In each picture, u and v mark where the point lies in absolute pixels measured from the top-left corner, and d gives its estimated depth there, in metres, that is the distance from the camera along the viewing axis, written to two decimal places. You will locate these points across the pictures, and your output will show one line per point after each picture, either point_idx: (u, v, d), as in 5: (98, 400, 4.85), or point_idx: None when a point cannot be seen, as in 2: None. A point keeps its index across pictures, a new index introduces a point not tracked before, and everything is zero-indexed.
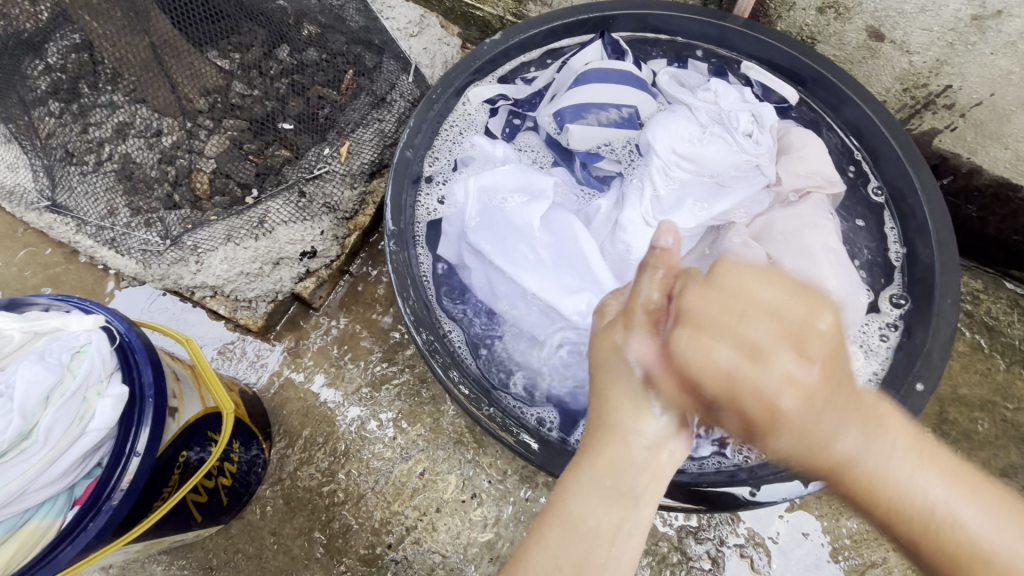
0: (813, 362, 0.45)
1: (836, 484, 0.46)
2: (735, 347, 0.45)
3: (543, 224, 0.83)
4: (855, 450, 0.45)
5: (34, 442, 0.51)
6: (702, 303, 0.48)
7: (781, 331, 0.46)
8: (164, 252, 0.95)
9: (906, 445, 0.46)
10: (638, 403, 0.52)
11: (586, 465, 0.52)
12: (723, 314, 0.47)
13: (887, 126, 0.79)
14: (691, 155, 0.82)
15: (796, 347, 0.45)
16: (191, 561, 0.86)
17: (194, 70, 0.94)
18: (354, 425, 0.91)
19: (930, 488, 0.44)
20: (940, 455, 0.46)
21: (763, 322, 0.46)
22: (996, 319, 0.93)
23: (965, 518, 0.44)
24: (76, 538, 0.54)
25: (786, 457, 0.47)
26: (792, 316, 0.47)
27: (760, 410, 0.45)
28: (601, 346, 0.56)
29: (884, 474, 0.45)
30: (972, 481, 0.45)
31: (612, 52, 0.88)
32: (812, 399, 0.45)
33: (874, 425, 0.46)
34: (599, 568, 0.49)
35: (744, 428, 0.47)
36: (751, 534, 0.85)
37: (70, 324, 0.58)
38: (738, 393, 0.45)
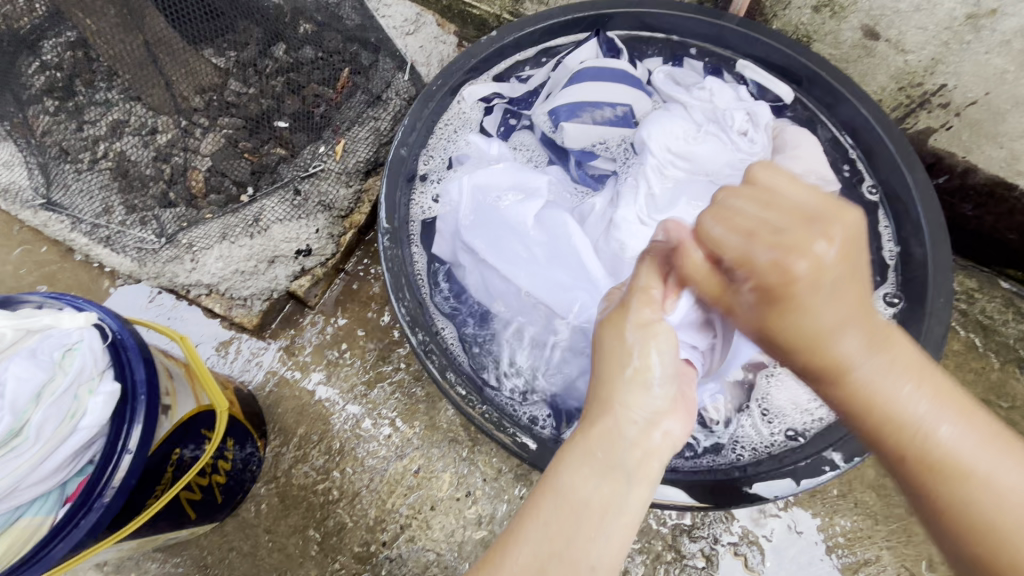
0: (837, 241, 0.41)
1: (833, 387, 0.44)
2: (764, 245, 0.41)
3: (537, 222, 0.83)
4: (861, 353, 0.42)
5: (25, 439, 0.51)
6: (733, 210, 0.44)
7: (819, 226, 0.42)
8: (159, 250, 0.96)
9: (905, 363, 0.43)
10: (632, 380, 0.52)
11: (578, 440, 0.52)
12: (739, 225, 0.43)
13: (878, 120, 0.79)
14: (686, 154, 0.82)
15: (822, 229, 0.41)
16: (185, 559, 0.86)
17: (189, 68, 0.94)
18: (349, 424, 0.91)
19: (920, 406, 0.43)
20: (939, 382, 0.44)
21: (784, 219, 0.42)
22: (991, 318, 0.93)
23: (944, 435, 0.43)
24: (68, 535, 0.54)
25: (789, 343, 0.43)
26: (809, 205, 0.43)
27: (780, 279, 0.40)
28: (602, 334, 0.54)
29: (881, 390, 0.43)
30: (959, 405, 0.44)
31: (607, 50, 0.89)
32: (829, 282, 0.41)
33: (880, 337, 0.43)
34: (588, 540, 0.48)
35: (752, 309, 0.43)
36: (745, 533, 0.85)
37: (63, 321, 0.58)
38: (758, 267, 0.41)
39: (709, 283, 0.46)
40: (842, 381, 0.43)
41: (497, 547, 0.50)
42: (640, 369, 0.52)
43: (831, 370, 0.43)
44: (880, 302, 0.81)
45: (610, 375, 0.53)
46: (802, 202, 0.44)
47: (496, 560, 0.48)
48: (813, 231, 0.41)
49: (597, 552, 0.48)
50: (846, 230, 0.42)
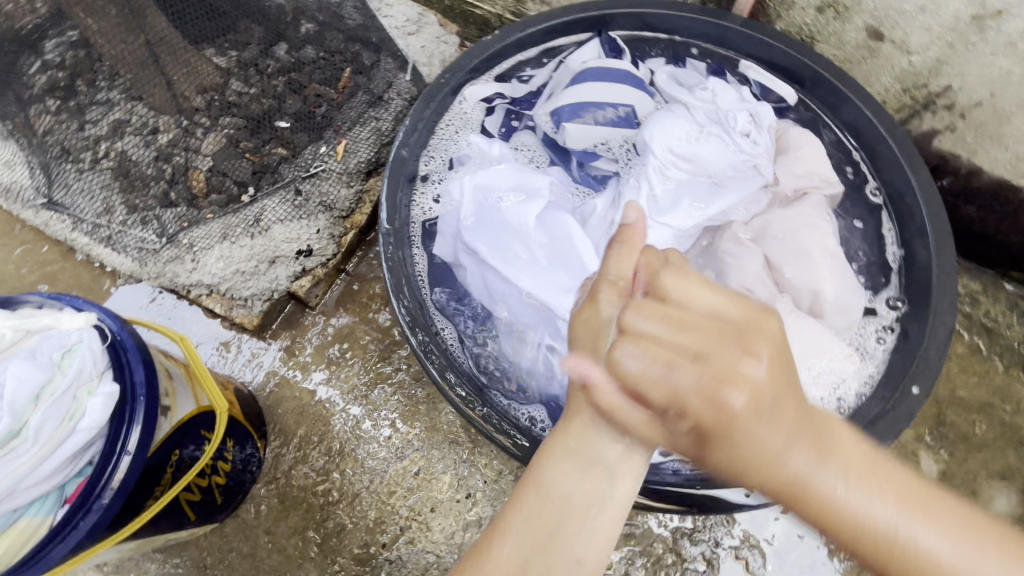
0: (763, 358, 0.44)
1: (794, 508, 0.45)
2: (687, 362, 0.44)
3: (538, 223, 0.81)
4: (812, 468, 0.44)
5: (23, 441, 0.51)
6: (649, 323, 0.47)
7: (715, 359, 0.44)
8: (160, 250, 0.95)
9: (861, 469, 0.45)
10: (606, 374, 0.50)
11: (559, 435, 0.51)
12: (671, 342, 0.46)
13: (883, 123, 0.79)
14: (688, 154, 0.82)
15: (743, 347, 0.45)
16: (185, 559, 0.86)
17: (191, 68, 0.94)
18: (349, 425, 0.91)
19: (883, 513, 0.44)
20: (894, 477, 0.46)
21: (705, 333, 0.46)
22: (995, 320, 0.93)
23: (919, 536, 0.44)
24: (66, 537, 0.54)
25: (742, 465, 0.44)
26: (731, 319, 0.47)
27: (714, 416, 0.43)
28: (576, 325, 0.54)
29: (840, 500, 0.44)
30: (935, 508, 0.45)
31: (609, 50, 0.89)
32: (763, 407, 0.43)
33: (829, 446, 0.45)
34: (572, 534, 0.48)
35: (693, 445, 0.45)
36: (746, 536, 0.85)
37: (62, 322, 0.58)
38: (686, 404, 0.44)
39: (636, 417, 0.47)
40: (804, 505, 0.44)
41: (484, 539, 0.51)
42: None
43: (789, 493, 0.44)
44: (882, 305, 0.81)
45: (588, 367, 0.52)
46: (709, 315, 0.47)
47: (481, 555, 0.50)
48: (733, 350, 0.45)
49: (581, 547, 0.48)
50: (763, 348, 0.45)
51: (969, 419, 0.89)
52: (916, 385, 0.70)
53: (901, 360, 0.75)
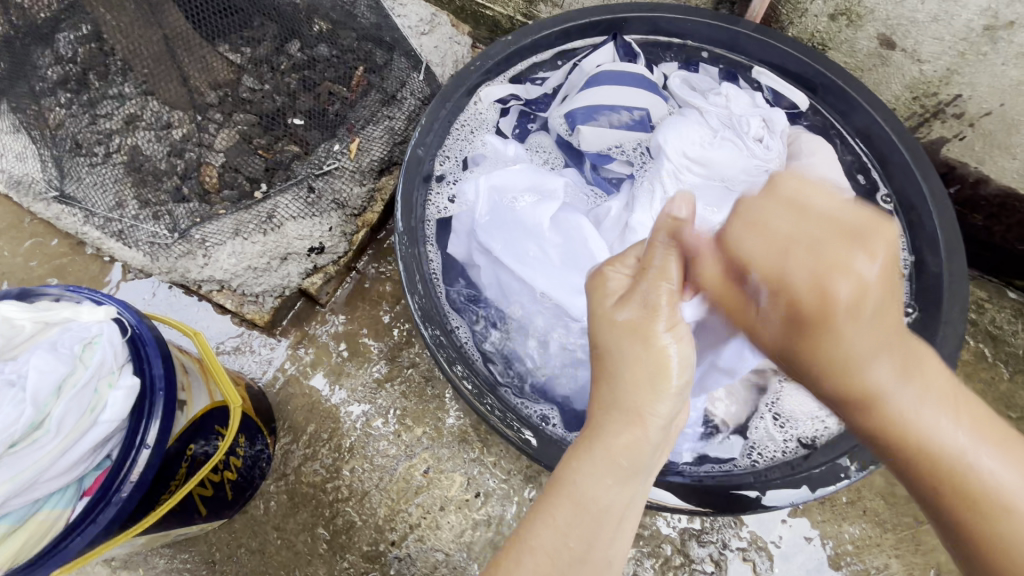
0: (877, 258, 0.43)
1: (859, 406, 0.47)
2: (797, 264, 0.44)
3: (553, 224, 0.83)
4: (894, 383, 0.45)
5: (46, 433, 0.51)
6: (766, 214, 0.47)
7: (828, 250, 0.44)
8: (171, 246, 0.95)
9: (937, 393, 0.47)
10: (654, 384, 0.49)
11: (599, 447, 0.49)
12: (775, 238, 0.46)
13: (895, 129, 0.79)
14: (702, 159, 0.83)
15: (863, 246, 0.44)
16: (194, 554, 0.86)
17: (205, 64, 0.95)
18: (359, 422, 0.91)
19: (947, 432, 0.46)
20: (967, 411, 0.47)
21: (823, 229, 0.45)
22: (1001, 328, 0.94)
23: (985, 466, 0.46)
24: (85, 530, 0.54)
25: (820, 365, 0.46)
26: (847, 218, 0.45)
27: (816, 306, 0.43)
28: (614, 334, 0.50)
29: (906, 412, 0.46)
30: (994, 434, 0.47)
31: (623, 54, 0.89)
32: (864, 310, 0.43)
33: (911, 366, 0.46)
34: (607, 544, 0.48)
35: (782, 331, 0.47)
36: (754, 538, 0.85)
37: (82, 315, 0.58)
38: (794, 288, 0.44)
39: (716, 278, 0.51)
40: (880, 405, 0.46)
41: (511, 548, 0.49)
42: (664, 376, 0.49)
43: (869, 400, 0.46)
44: None
45: (635, 380, 0.49)
46: (840, 221, 0.45)
47: (511, 565, 0.48)
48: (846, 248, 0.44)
49: (613, 549, 0.49)
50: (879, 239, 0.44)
51: None
52: None
53: None
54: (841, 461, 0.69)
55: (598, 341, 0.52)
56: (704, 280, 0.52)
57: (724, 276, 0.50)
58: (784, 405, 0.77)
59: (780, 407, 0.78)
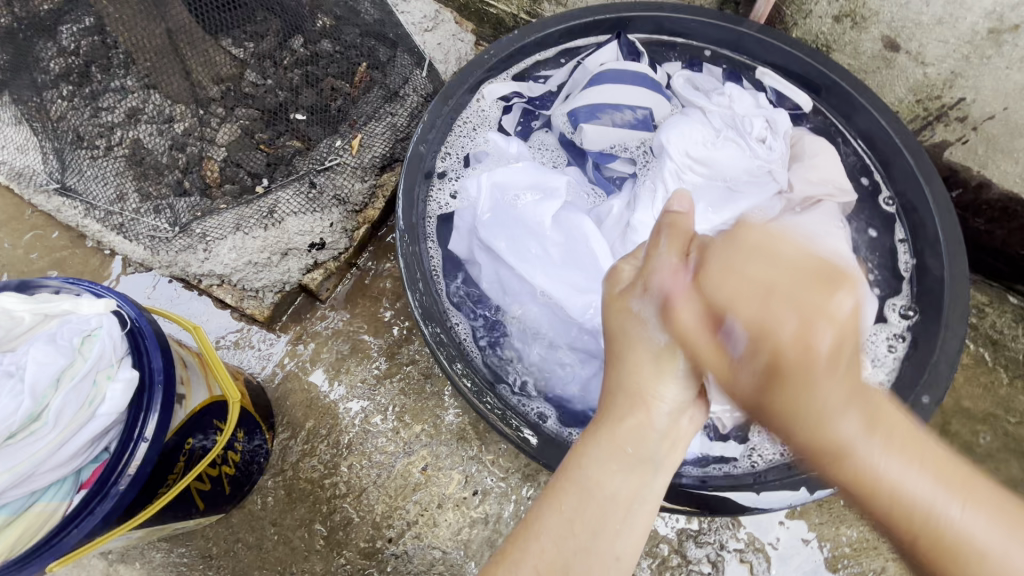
0: (849, 299, 0.39)
1: (832, 469, 0.41)
2: (773, 310, 0.39)
3: (554, 223, 0.83)
4: (860, 435, 0.40)
5: (44, 424, 0.51)
6: (734, 273, 0.43)
7: (804, 297, 0.39)
8: (172, 240, 0.95)
9: (902, 439, 0.41)
10: (660, 368, 0.51)
11: (607, 431, 0.51)
12: (755, 279, 0.41)
13: (899, 134, 0.79)
14: (704, 159, 0.83)
15: (835, 288, 0.39)
16: (190, 549, 0.86)
17: (208, 58, 0.94)
18: (357, 419, 0.91)
19: (920, 488, 0.40)
20: (940, 460, 0.41)
21: (792, 280, 0.40)
22: (1002, 332, 0.93)
23: (955, 518, 0.40)
24: (81, 523, 0.54)
25: (792, 425, 0.40)
26: (815, 268, 0.41)
27: (798, 355, 0.38)
28: (623, 319, 0.53)
29: (875, 471, 0.40)
30: (958, 481, 0.41)
31: (628, 53, 0.90)
32: (844, 359, 0.38)
33: (879, 416, 0.41)
34: (613, 534, 0.48)
35: (760, 387, 0.41)
36: (752, 539, 0.85)
37: (81, 307, 0.58)
38: (776, 336, 0.39)
39: (710, 351, 0.45)
40: (844, 463, 0.40)
41: (515, 540, 0.49)
42: (671, 361, 0.51)
43: (838, 455, 0.40)
44: (893, 313, 0.82)
45: (641, 366, 0.52)
46: (803, 268, 0.41)
47: (515, 556, 0.47)
48: (815, 295, 0.39)
49: (620, 544, 0.48)
50: (847, 287, 0.39)
51: (972, 429, 0.90)
52: (926, 394, 0.71)
53: (912, 366, 0.76)
54: None
55: (609, 328, 0.55)
56: (681, 330, 0.48)
57: (704, 322, 0.46)
58: None
59: None
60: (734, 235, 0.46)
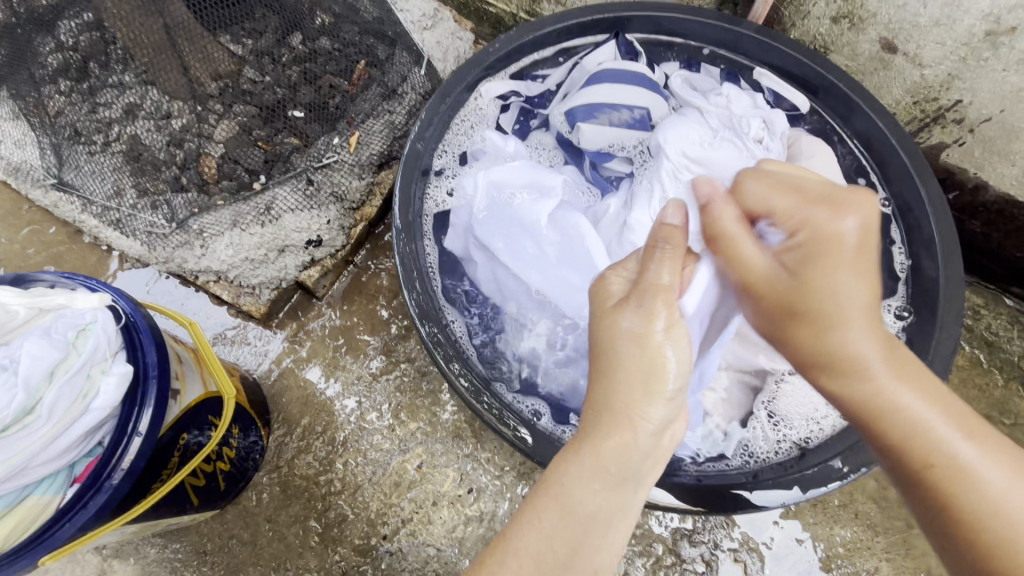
0: (852, 218, 0.51)
1: (841, 376, 0.51)
2: (808, 214, 0.52)
3: (551, 222, 0.83)
4: (873, 348, 0.50)
5: (38, 417, 0.51)
6: (755, 197, 0.56)
7: (814, 224, 0.52)
8: (169, 235, 0.94)
9: (912, 372, 0.51)
10: (647, 388, 0.49)
11: (589, 447, 0.49)
12: (787, 188, 0.55)
13: (896, 135, 0.79)
14: (701, 158, 0.82)
15: (833, 207, 0.52)
16: (185, 545, 0.86)
17: (206, 54, 0.95)
18: (353, 416, 0.91)
19: (924, 413, 0.49)
20: (949, 403, 0.51)
21: (801, 196, 0.54)
22: (996, 334, 0.94)
23: (955, 446, 0.49)
24: (74, 516, 0.54)
25: (809, 325, 0.51)
26: (843, 196, 0.52)
27: (811, 248, 0.51)
28: (613, 334, 0.50)
29: (885, 387, 0.50)
30: (960, 418, 0.50)
31: (625, 53, 0.89)
32: (861, 275, 0.51)
33: (894, 350, 0.51)
34: (593, 550, 0.48)
35: (789, 287, 0.52)
36: (745, 539, 0.85)
37: (76, 302, 0.58)
38: (818, 231, 0.51)
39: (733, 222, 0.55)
40: (862, 376, 0.50)
41: (497, 546, 0.49)
42: (660, 379, 0.49)
43: (854, 370, 0.50)
44: (889, 315, 0.81)
45: (627, 382, 0.49)
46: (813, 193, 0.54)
47: (496, 566, 0.47)
48: (825, 212, 0.52)
49: (600, 558, 0.48)
50: (853, 209, 0.51)
51: None
52: None
53: None
54: (832, 463, 0.70)
55: (597, 339, 0.52)
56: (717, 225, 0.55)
57: (738, 223, 0.55)
58: (779, 405, 0.77)
59: (775, 406, 0.77)
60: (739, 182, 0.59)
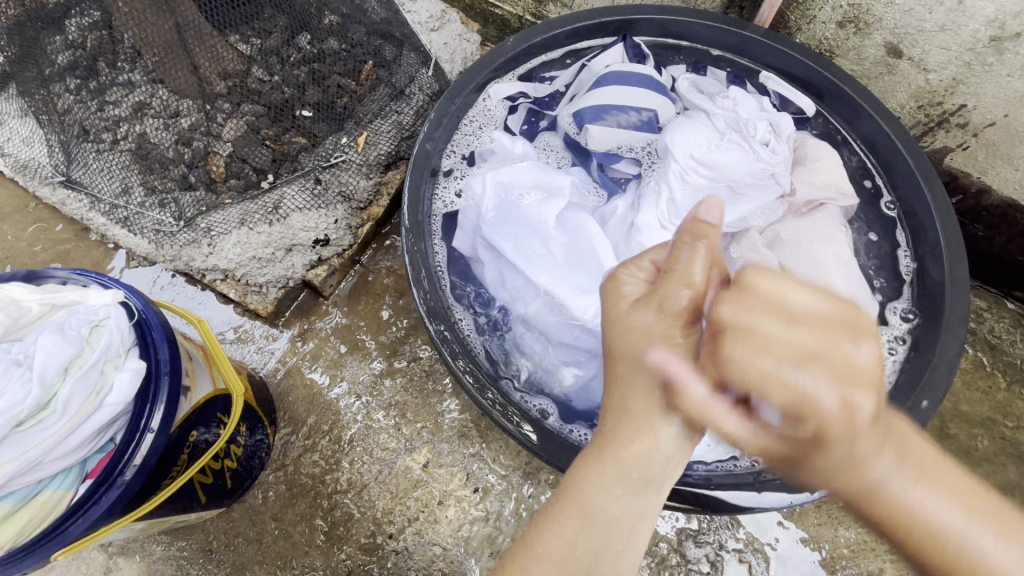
0: (862, 346, 0.44)
1: (857, 506, 0.45)
2: (788, 355, 0.44)
3: (559, 223, 0.84)
4: (891, 469, 0.44)
5: (52, 413, 0.51)
6: (754, 328, 0.46)
7: (833, 360, 0.44)
8: (177, 233, 0.95)
9: (931, 476, 0.45)
10: (669, 391, 0.49)
11: (608, 455, 0.49)
12: (792, 310, 0.46)
13: (899, 137, 0.80)
14: (709, 161, 0.83)
15: (850, 335, 0.45)
16: (191, 542, 0.86)
17: (216, 53, 0.94)
18: (358, 415, 0.91)
19: (953, 521, 0.44)
20: (984, 508, 0.45)
21: (804, 325, 0.45)
22: (999, 337, 0.94)
23: (989, 551, 0.43)
24: (87, 512, 0.54)
25: (826, 471, 0.45)
26: (834, 321, 0.46)
27: (838, 416, 0.43)
28: (629, 336, 0.51)
29: (909, 506, 0.44)
30: (988, 512, 0.44)
31: (633, 55, 0.89)
32: (882, 426, 0.44)
33: (911, 454, 0.45)
34: (616, 555, 0.48)
35: (796, 447, 0.45)
36: (750, 539, 0.86)
37: (90, 298, 0.58)
38: (820, 409, 0.43)
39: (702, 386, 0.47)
40: (882, 500, 0.44)
41: (518, 552, 0.50)
42: None
43: (869, 498, 0.44)
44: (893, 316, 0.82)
45: (647, 388, 0.49)
46: (818, 315, 0.46)
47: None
48: (813, 344, 0.44)
49: (623, 561, 0.49)
50: (865, 344, 0.44)
51: (971, 433, 0.90)
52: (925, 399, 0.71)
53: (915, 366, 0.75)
54: None
55: (612, 344, 0.52)
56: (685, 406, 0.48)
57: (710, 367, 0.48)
58: None
59: None
60: (741, 285, 0.48)
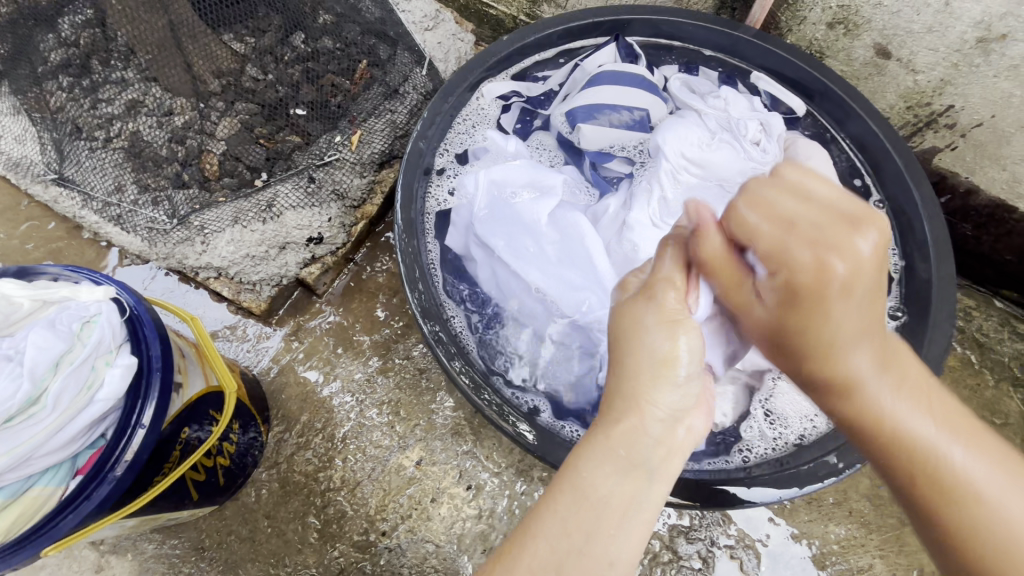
0: (871, 237, 0.44)
1: (842, 400, 0.48)
2: (799, 239, 0.45)
3: (551, 221, 0.84)
4: (869, 365, 0.47)
5: (43, 408, 0.51)
6: (762, 204, 0.47)
7: (832, 242, 0.44)
8: (170, 231, 0.95)
9: (910, 385, 0.49)
10: (660, 369, 0.50)
11: (600, 433, 0.50)
12: (779, 215, 0.46)
13: (887, 137, 0.81)
14: (700, 160, 0.84)
15: (854, 227, 0.44)
16: (184, 540, 0.86)
17: (209, 51, 0.96)
18: (352, 413, 0.91)
19: (920, 424, 0.48)
20: (934, 399, 0.49)
21: (820, 218, 0.45)
22: (987, 336, 0.95)
23: (957, 457, 0.47)
24: (77, 507, 0.54)
25: (807, 352, 0.47)
26: (844, 209, 0.46)
27: (813, 282, 0.44)
28: (626, 317, 0.53)
29: (883, 404, 0.47)
30: (960, 426, 0.49)
31: (625, 55, 0.91)
32: (858, 290, 0.44)
33: (890, 356, 0.48)
34: (607, 539, 0.47)
35: (772, 318, 0.48)
36: (741, 536, 0.86)
37: (81, 294, 0.58)
38: (793, 265, 0.45)
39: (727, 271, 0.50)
40: (852, 396, 0.47)
41: (514, 539, 0.49)
42: (671, 364, 0.50)
43: (847, 387, 0.47)
44: (882, 315, 0.83)
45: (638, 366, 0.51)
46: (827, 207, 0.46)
47: (512, 554, 0.47)
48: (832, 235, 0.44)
49: (615, 548, 0.47)
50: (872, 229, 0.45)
51: None
52: None
53: None
54: (828, 460, 0.71)
55: (613, 329, 0.55)
56: (704, 259, 0.51)
57: (724, 249, 0.50)
58: (776, 403, 0.79)
59: (772, 405, 0.79)
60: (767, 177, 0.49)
